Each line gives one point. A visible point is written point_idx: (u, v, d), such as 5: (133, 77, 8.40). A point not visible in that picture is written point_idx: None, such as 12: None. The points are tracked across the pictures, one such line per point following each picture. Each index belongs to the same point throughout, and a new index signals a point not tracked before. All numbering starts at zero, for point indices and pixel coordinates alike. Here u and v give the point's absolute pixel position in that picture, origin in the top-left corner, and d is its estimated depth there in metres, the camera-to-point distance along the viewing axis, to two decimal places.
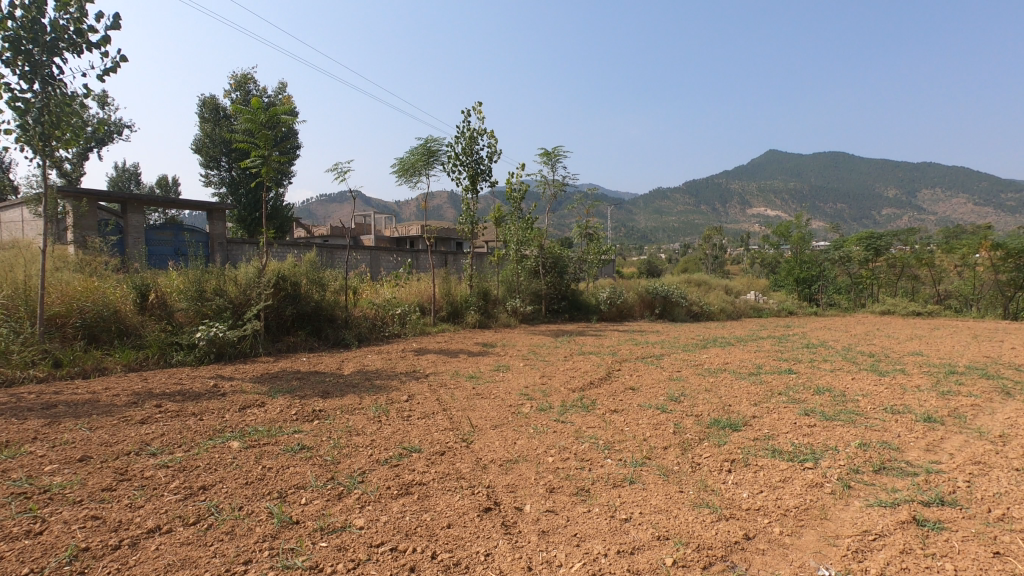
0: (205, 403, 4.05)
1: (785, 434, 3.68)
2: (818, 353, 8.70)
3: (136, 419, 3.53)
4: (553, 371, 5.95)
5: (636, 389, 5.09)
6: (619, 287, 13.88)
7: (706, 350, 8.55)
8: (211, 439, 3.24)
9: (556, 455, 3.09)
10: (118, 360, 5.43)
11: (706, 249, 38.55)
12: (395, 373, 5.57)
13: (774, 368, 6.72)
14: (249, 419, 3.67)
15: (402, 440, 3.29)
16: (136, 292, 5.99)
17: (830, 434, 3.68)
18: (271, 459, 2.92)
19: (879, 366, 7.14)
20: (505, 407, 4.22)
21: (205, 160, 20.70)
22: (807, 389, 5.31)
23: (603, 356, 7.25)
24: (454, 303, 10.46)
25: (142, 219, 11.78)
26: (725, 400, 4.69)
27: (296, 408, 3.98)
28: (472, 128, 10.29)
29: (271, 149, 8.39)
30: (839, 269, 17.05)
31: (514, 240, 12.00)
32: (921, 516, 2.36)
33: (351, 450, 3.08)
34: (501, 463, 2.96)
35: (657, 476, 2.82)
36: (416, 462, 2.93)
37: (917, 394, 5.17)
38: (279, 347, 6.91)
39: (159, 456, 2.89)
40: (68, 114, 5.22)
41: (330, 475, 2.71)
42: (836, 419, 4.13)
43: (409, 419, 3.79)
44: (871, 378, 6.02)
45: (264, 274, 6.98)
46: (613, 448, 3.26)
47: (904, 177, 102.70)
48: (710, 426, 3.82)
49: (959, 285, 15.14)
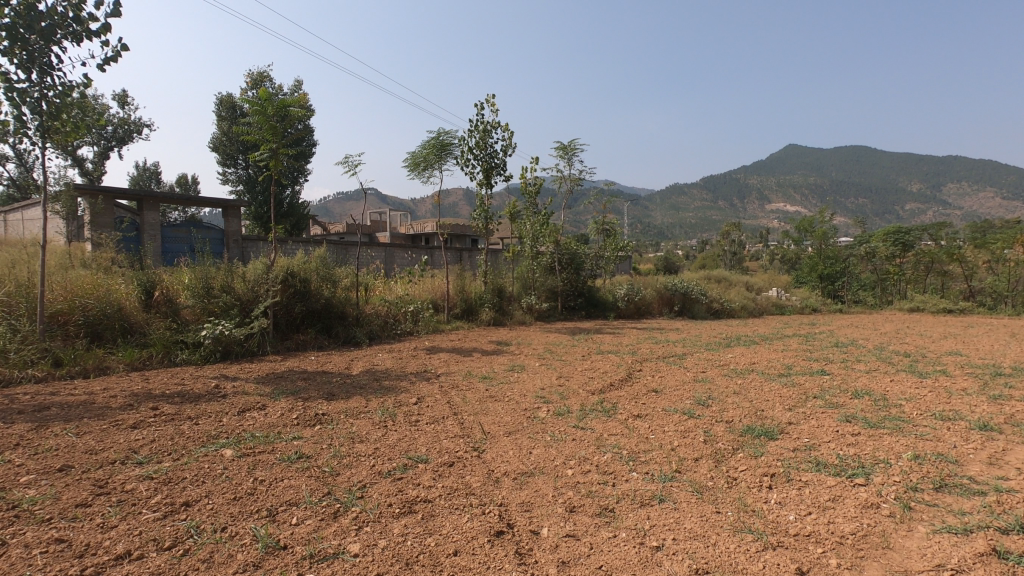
0: (205, 406, 3.84)
1: (828, 444, 3.35)
2: (850, 352, 8.26)
3: (127, 424, 3.32)
4: (571, 371, 5.67)
5: (660, 391, 4.79)
6: (637, 283, 13.50)
7: (731, 350, 8.15)
8: (203, 446, 3.02)
9: (576, 467, 2.80)
10: (121, 359, 5.26)
11: (724, 246, 37.61)
12: (405, 374, 5.32)
13: (805, 369, 6.34)
14: (247, 424, 3.45)
15: (408, 449, 3.03)
16: (140, 288, 5.83)
17: (877, 444, 3.35)
18: (265, 469, 2.69)
19: (918, 367, 6.70)
20: (520, 412, 3.95)
21: (223, 159, 20.76)
22: (844, 393, 4.94)
23: (623, 356, 6.92)
24: (469, 300, 10.21)
25: (158, 217, 11.72)
26: (757, 404, 4.35)
27: (298, 412, 3.74)
28: (485, 121, 10.04)
29: (279, 142, 8.12)
30: (865, 265, 16.48)
31: (529, 235, 11.70)
32: (1002, 548, 2.03)
33: (353, 460, 2.84)
34: (515, 477, 2.68)
35: (689, 493, 2.52)
36: (424, 473, 2.68)
37: (965, 399, 4.78)
38: (287, 345, 6.70)
39: (145, 466, 2.67)
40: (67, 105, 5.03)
41: (326, 490, 2.45)
42: (882, 426, 3.79)
43: (416, 424, 3.54)
44: (912, 381, 5.63)
45: (273, 270, 6.79)
46: (639, 459, 2.97)
47: (929, 171, 100.10)
48: (744, 433, 3.49)
49: (992, 281, 14.48)
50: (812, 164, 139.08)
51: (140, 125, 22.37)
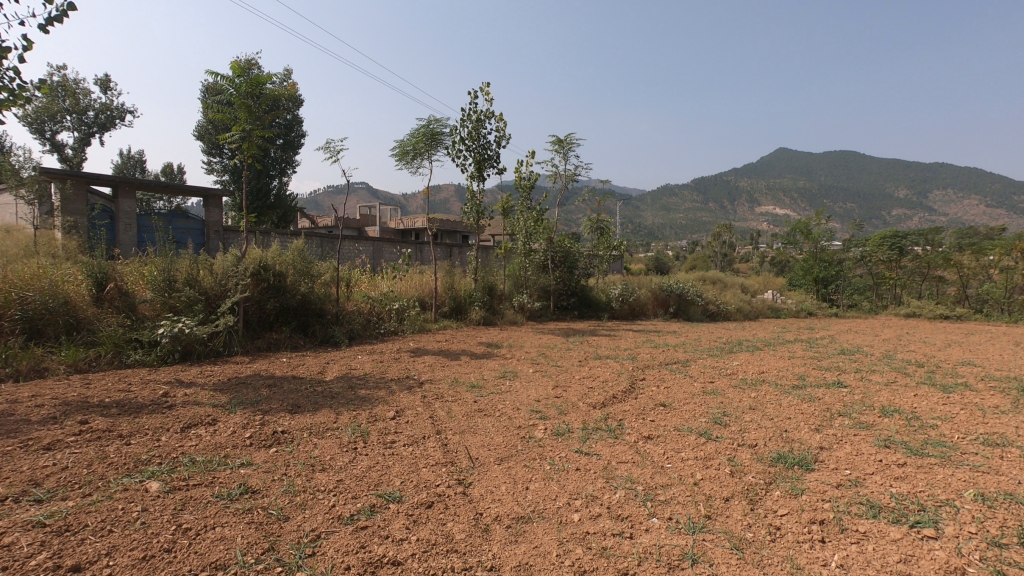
0: (144, 420, 3.28)
1: (872, 477, 2.87)
2: (859, 361, 7.79)
3: (40, 444, 2.74)
4: (568, 380, 5.15)
5: (669, 406, 4.29)
6: (631, 283, 13.07)
7: (735, 357, 7.63)
8: (126, 475, 2.46)
9: (582, 511, 2.29)
10: (63, 360, 4.68)
11: (715, 246, 37.02)
12: (385, 381, 4.76)
13: (820, 380, 5.85)
14: (190, 444, 2.90)
15: (379, 483, 2.49)
16: (90, 280, 5.22)
17: (931, 479, 2.86)
18: (195, 511, 2.15)
19: (938, 380, 6.21)
20: (513, 431, 3.42)
21: (207, 148, 20.05)
22: (871, 410, 4.46)
23: (624, 362, 6.40)
24: (458, 298, 9.67)
25: (135, 205, 11.05)
26: (780, 424, 3.85)
27: (254, 429, 3.19)
28: (478, 111, 9.52)
29: (252, 123, 7.23)
30: (859, 269, 16.19)
31: (522, 232, 11.12)
32: None
33: (308, 499, 2.29)
34: (509, 525, 2.15)
35: (727, 552, 2.01)
36: (395, 520, 2.14)
37: (1004, 419, 4.31)
38: (257, 345, 6.13)
39: (42, 507, 2.11)
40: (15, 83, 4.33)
41: (266, 546, 1.90)
42: (928, 454, 3.29)
43: (392, 447, 3.01)
44: (939, 397, 5.14)
45: (244, 262, 6.22)
46: (658, 498, 2.45)
47: (917, 176, 100.55)
48: (775, 463, 2.99)
49: (990, 287, 14.08)
50: (803, 167, 139.23)
51: (123, 112, 21.63)
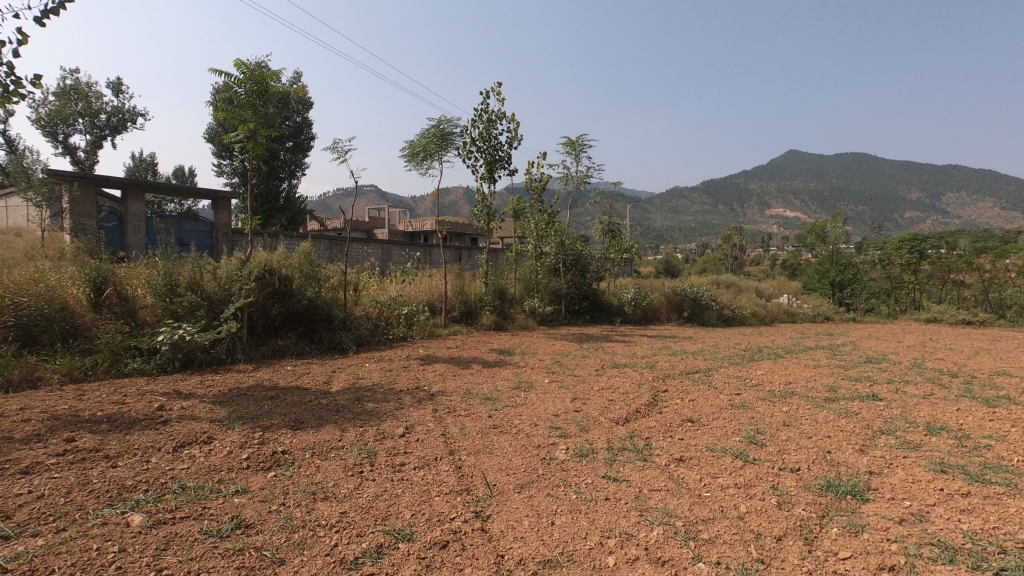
0: (136, 438, 3.04)
1: (936, 509, 2.57)
2: (887, 370, 7.41)
3: (17, 468, 2.51)
4: (587, 392, 4.85)
5: (697, 422, 4.00)
6: (645, 288, 12.79)
7: (757, 365, 7.29)
8: (107, 506, 2.20)
9: (617, 553, 2.01)
10: (58, 369, 4.48)
11: (725, 249, 36.42)
12: (394, 393, 4.50)
13: (852, 392, 5.50)
14: (182, 467, 2.65)
15: (388, 516, 2.23)
16: (88, 284, 5.00)
17: (1004, 512, 2.54)
18: (180, 552, 1.89)
19: (977, 392, 5.82)
20: (531, 451, 3.14)
21: (217, 151, 20.00)
22: (914, 427, 4.14)
23: (642, 372, 6.10)
24: (468, 302, 9.43)
25: (144, 207, 10.90)
26: (821, 444, 3.55)
27: (253, 449, 2.94)
28: (490, 111, 9.27)
29: (258, 123, 6.97)
30: (877, 272, 15.64)
31: (532, 234, 10.83)
32: None
33: (308, 537, 2.03)
34: (535, 572, 1.88)
35: None
36: (405, 565, 1.87)
37: None
38: (262, 352, 5.91)
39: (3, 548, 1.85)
40: (7, 79, 4.11)
41: None
42: (992, 481, 2.95)
43: (401, 471, 2.75)
44: (984, 412, 4.78)
45: (248, 265, 5.99)
46: (701, 537, 2.17)
47: (931, 178, 99.05)
48: (826, 492, 2.70)
49: (1016, 292, 13.55)
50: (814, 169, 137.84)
51: (136, 115, 21.64)
